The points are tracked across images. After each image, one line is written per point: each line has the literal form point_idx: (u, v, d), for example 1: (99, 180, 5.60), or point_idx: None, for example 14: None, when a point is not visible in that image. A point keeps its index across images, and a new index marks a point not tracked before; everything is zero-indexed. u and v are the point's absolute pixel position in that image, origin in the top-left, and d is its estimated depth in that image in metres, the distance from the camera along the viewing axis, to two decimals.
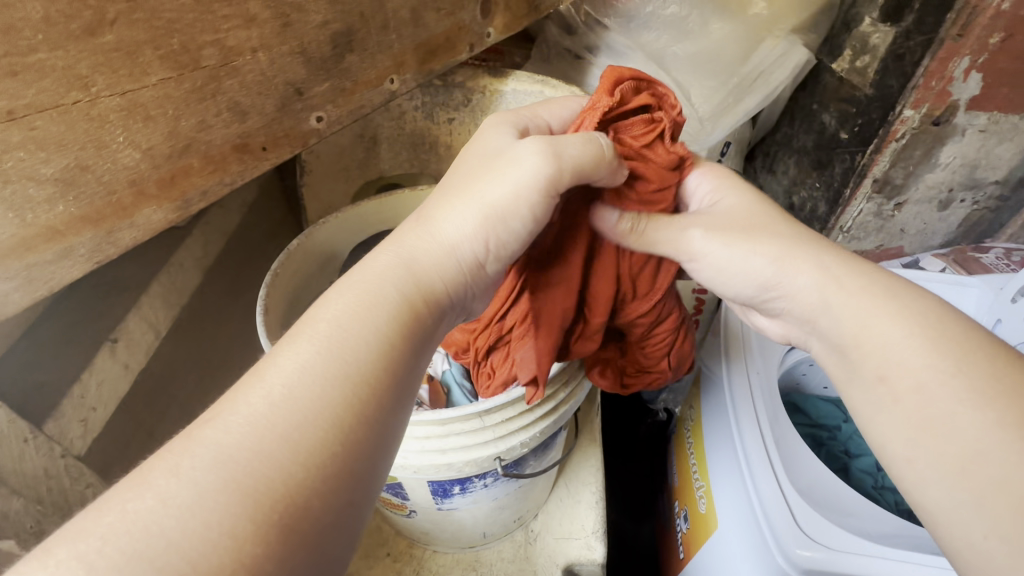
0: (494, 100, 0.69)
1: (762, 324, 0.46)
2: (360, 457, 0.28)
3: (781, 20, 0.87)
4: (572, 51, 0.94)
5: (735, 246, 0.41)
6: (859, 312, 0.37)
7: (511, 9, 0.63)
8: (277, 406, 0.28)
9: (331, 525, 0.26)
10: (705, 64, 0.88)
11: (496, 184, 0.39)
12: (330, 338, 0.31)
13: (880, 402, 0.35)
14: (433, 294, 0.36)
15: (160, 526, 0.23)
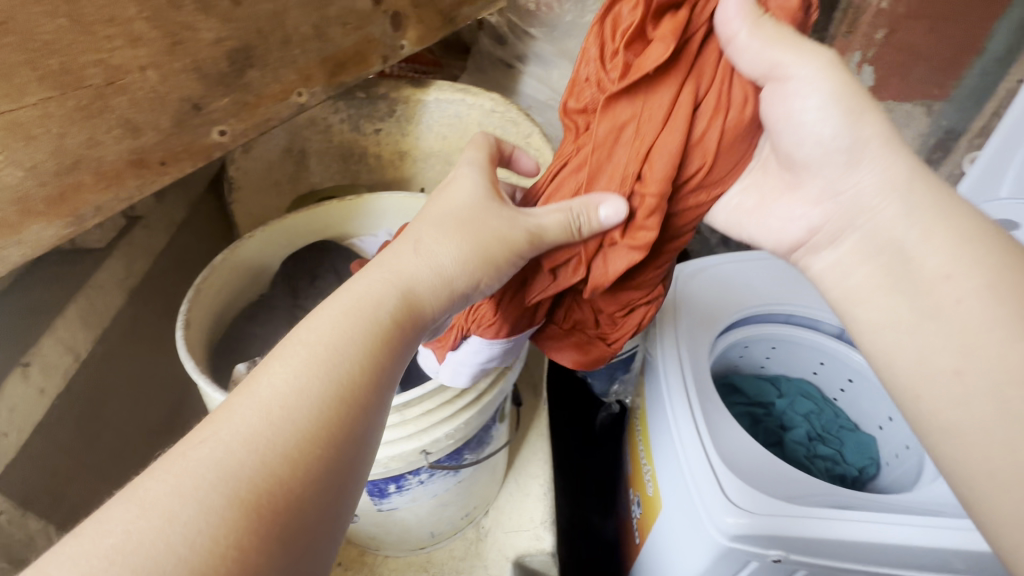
0: (417, 110, 0.71)
1: (786, 218, 0.46)
2: (349, 453, 0.30)
3: None
4: (503, 60, 1.01)
5: (836, 116, 0.39)
6: (931, 211, 0.38)
7: (425, 22, 0.65)
8: (278, 425, 0.29)
9: (323, 518, 0.28)
10: None
11: (493, 236, 0.41)
12: (322, 354, 0.33)
13: (939, 301, 0.36)
14: (422, 325, 0.38)
15: (166, 539, 0.24)
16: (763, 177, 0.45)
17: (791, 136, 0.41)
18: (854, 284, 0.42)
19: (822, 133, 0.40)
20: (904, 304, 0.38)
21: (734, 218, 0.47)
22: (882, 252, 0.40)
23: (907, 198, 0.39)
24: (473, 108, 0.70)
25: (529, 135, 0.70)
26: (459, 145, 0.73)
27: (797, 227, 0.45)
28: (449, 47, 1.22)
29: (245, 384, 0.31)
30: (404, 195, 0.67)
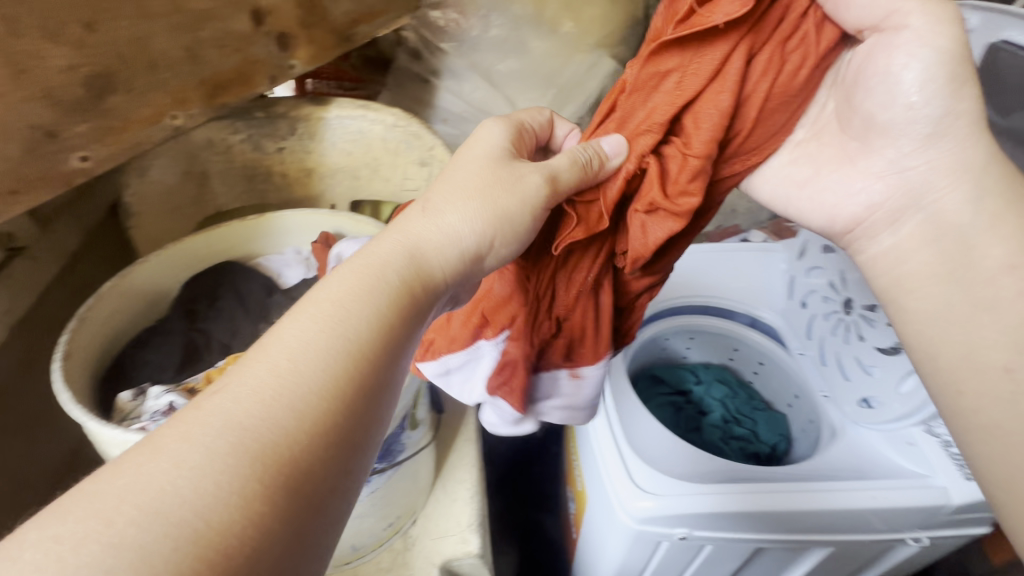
0: (319, 127, 0.72)
1: (845, 193, 0.49)
2: (359, 427, 0.32)
3: (587, 36, 0.95)
4: (420, 75, 0.99)
5: (936, 84, 0.42)
6: (998, 199, 0.45)
7: (317, 42, 0.68)
8: (292, 376, 0.31)
9: (329, 482, 0.30)
10: (528, 79, 0.96)
11: (507, 199, 0.44)
12: (330, 317, 0.35)
13: (993, 277, 0.44)
14: (428, 286, 0.41)
15: (174, 485, 0.25)
16: (823, 154, 0.49)
17: (881, 95, 0.44)
18: (912, 265, 0.48)
19: (918, 110, 0.44)
20: (960, 287, 0.45)
21: (783, 193, 0.50)
22: (942, 236, 0.46)
23: (979, 180, 0.45)
24: (376, 123, 0.72)
25: (433, 148, 0.72)
26: (366, 158, 0.76)
27: (855, 204, 0.49)
28: (370, 63, 1.24)
29: (262, 342, 0.33)
30: (306, 210, 0.68)
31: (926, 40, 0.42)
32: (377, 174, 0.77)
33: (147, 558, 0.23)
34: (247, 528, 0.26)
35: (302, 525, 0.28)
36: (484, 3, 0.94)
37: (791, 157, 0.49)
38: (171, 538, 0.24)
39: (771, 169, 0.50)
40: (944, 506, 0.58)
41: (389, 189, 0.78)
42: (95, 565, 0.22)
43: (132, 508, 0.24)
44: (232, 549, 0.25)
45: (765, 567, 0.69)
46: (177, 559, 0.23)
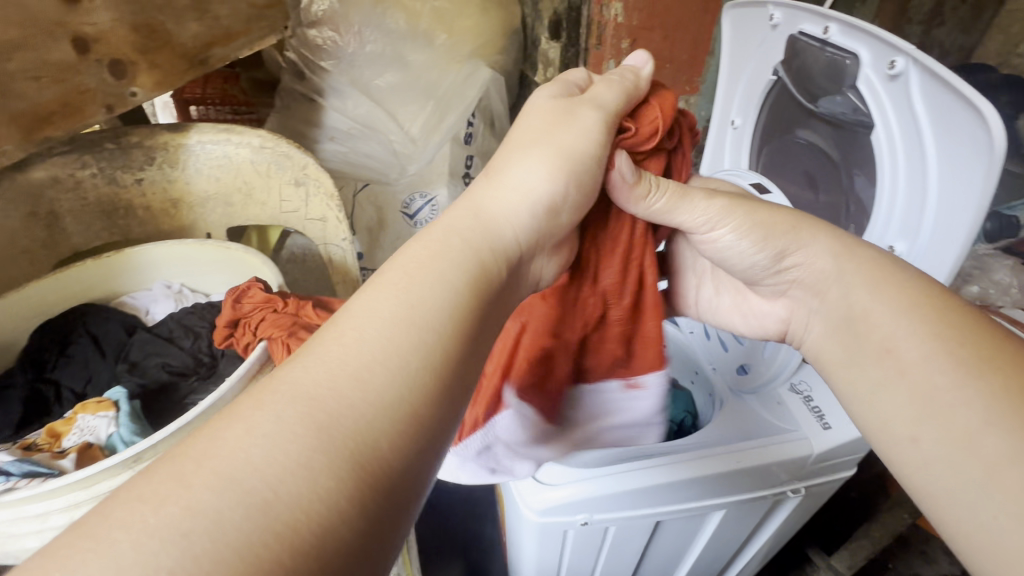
0: (181, 154, 0.70)
1: (759, 314, 0.52)
2: (438, 407, 0.28)
3: (459, 47, 0.97)
4: (304, 94, 0.99)
5: (753, 236, 0.46)
6: (864, 289, 0.42)
7: (161, 68, 0.70)
8: (370, 342, 0.29)
9: (401, 470, 0.26)
10: (408, 92, 0.97)
11: (572, 136, 0.42)
12: (407, 291, 0.32)
13: (889, 376, 0.39)
14: (511, 251, 0.38)
15: (247, 454, 0.23)
16: (728, 280, 0.54)
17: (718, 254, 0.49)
18: (828, 356, 0.45)
19: (740, 247, 0.47)
20: (863, 371, 0.42)
21: (720, 317, 0.56)
22: (838, 326, 0.44)
23: (841, 280, 0.44)
24: (241, 146, 0.71)
25: (305, 166, 0.71)
26: (237, 184, 0.73)
27: (772, 321, 0.51)
28: (261, 86, 1.21)
29: (343, 309, 0.31)
30: (168, 242, 0.66)
31: (699, 202, 0.46)
32: (252, 199, 0.75)
33: (220, 530, 0.21)
34: (319, 508, 0.23)
35: (374, 515, 0.24)
36: (358, 18, 0.93)
37: (715, 285, 0.55)
38: (240, 506, 0.22)
39: (704, 293, 0.57)
40: (808, 456, 0.62)
41: (267, 213, 0.76)
42: (173, 531, 0.21)
43: (205, 483, 0.22)
44: (303, 529, 0.22)
45: (674, 537, 0.71)
46: (245, 535, 0.21)
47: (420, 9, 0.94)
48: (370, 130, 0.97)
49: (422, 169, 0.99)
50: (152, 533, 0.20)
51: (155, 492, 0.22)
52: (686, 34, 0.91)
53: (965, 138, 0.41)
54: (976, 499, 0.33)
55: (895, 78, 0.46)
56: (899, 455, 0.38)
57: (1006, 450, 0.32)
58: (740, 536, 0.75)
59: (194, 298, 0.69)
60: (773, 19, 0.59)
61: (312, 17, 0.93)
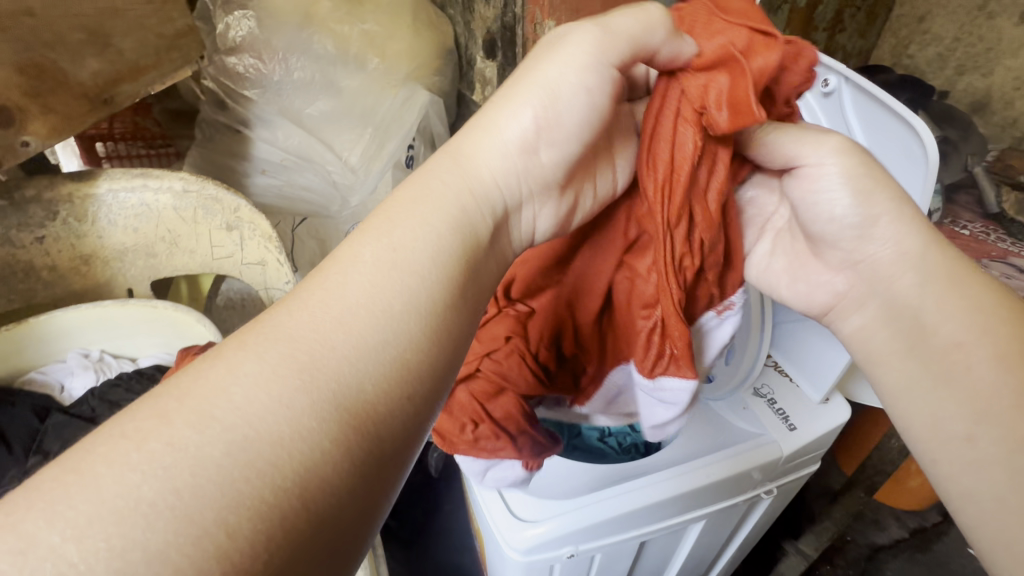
0: (88, 204, 0.63)
1: (813, 283, 0.47)
2: (424, 355, 0.32)
3: (394, 71, 0.93)
4: (228, 125, 0.92)
5: (862, 189, 0.41)
6: (942, 287, 0.40)
7: (61, 111, 0.64)
8: (349, 290, 0.31)
9: (385, 408, 0.29)
10: (345, 118, 0.93)
11: (561, 71, 0.37)
12: (386, 256, 0.33)
13: (952, 373, 0.38)
14: (490, 203, 0.39)
15: (226, 395, 0.26)
16: (790, 241, 0.48)
17: (810, 206, 0.43)
18: (875, 348, 0.43)
19: (837, 197, 0.42)
20: (917, 372, 0.40)
21: (762, 280, 0.50)
22: (899, 317, 0.42)
23: (921, 268, 0.41)
24: (161, 191, 0.64)
25: (236, 210, 0.65)
26: (160, 232, 0.67)
27: (823, 292, 0.46)
28: (176, 117, 1.11)
29: (334, 254, 0.34)
30: (83, 307, 0.62)
31: (813, 139, 0.42)
32: (178, 247, 0.69)
33: (201, 466, 0.24)
34: (299, 445, 0.26)
35: (354, 444, 0.27)
36: (281, 44, 0.88)
37: (771, 247, 0.49)
38: (225, 446, 0.24)
39: (756, 254, 0.50)
40: (778, 458, 0.63)
41: (197, 260, 0.70)
42: (154, 467, 0.23)
43: (187, 419, 0.25)
44: (283, 465, 0.25)
45: (658, 552, 0.71)
46: (232, 468, 0.24)
47: (349, 34, 0.91)
48: (305, 162, 0.92)
49: (366, 199, 0.94)
50: (133, 467, 0.23)
51: (139, 429, 0.24)
52: None
53: (900, 149, 0.44)
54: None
55: (828, 95, 0.48)
56: (940, 458, 0.38)
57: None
58: (721, 541, 0.76)
59: (118, 365, 0.67)
60: None
61: (230, 43, 0.88)
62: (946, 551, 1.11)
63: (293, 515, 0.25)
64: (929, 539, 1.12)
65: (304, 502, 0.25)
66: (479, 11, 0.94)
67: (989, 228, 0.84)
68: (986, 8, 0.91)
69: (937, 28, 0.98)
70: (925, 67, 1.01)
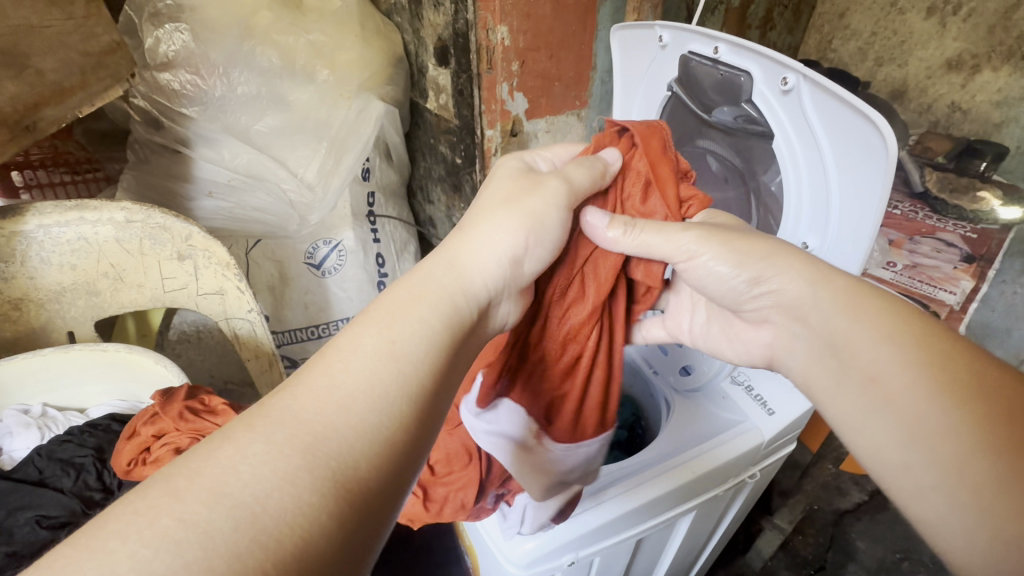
0: (16, 243, 0.57)
1: (746, 342, 0.53)
2: (409, 439, 0.31)
3: (344, 83, 0.90)
4: (165, 146, 0.86)
5: (735, 260, 0.47)
6: (841, 316, 0.42)
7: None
8: (353, 377, 0.31)
9: (375, 488, 0.28)
10: (296, 134, 0.88)
11: (539, 202, 0.44)
12: (388, 348, 0.33)
13: (875, 402, 0.39)
14: (478, 301, 0.40)
15: (232, 477, 0.25)
16: (715, 311, 0.56)
17: (703, 281, 0.50)
18: (813, 383, 0.45)
19: (722, 272, 0.48)
20: (853, 404, 0.41)
21: (711, 343, 0.58)
22: (825, 354, 0.44)
23: (818, 303, 0.44)
24: (101, 224, 0.59)
25: (188, 237, 0.61)
26: (102, 268, 0.62)
27: (757, 347, 0.52)
28: (105, 138, 1.03)
29: (332, 343, 0.33)
30: (14, 358, 0.58)
31: (677, 234, 0.48)
32: (123, 282, 0.63)
33: (210, 538, 0.23)
34: (300, 521, 0.25)
35: (345, 523, 0.27)
36: (219, 60, 0.83)
37: (706, 316, 0.58)
38: (233, 517, 0.24)
39: (697, 323, 0.59)
40: (761, 443, 0.66)
41: (147, 295, 0.65)
42: (166, 540, 0.22)
43: (200, 493, 0.24)
44: (287, 538, 0.24)
45: (652, 550, 0.72)
46: (238, 541, 0.23)
47: (294, 45, 0.87)
48: (255, 181, 0.87)
49: (325, 217, 0.93)
50: (146, 542, 0.22)
51: (150, 507, 0.24)
52: (569, 53, 0.91)
53: (861, 142, 0.46)
54: (963, 519, 0.34)
55: (788, 93, 0.51)
56: (891, 481, 0.39)
57: (994, 473, 0.33)
58: (707, 531, 0.78)
59: (65, 419, 0.63)
60: (661, 39, 0.62)
61: (161, 58, 0.82)
62: None
63: None
64: (886, 498, 1.20)
65: (302, 566, 0.24)
66: (428, 17, 0.91)
67: (916, 207, 0.91)
68: (897, 3, 0.98)
69: (856, 23, 1.04)
70: (848, 59, 1.08)
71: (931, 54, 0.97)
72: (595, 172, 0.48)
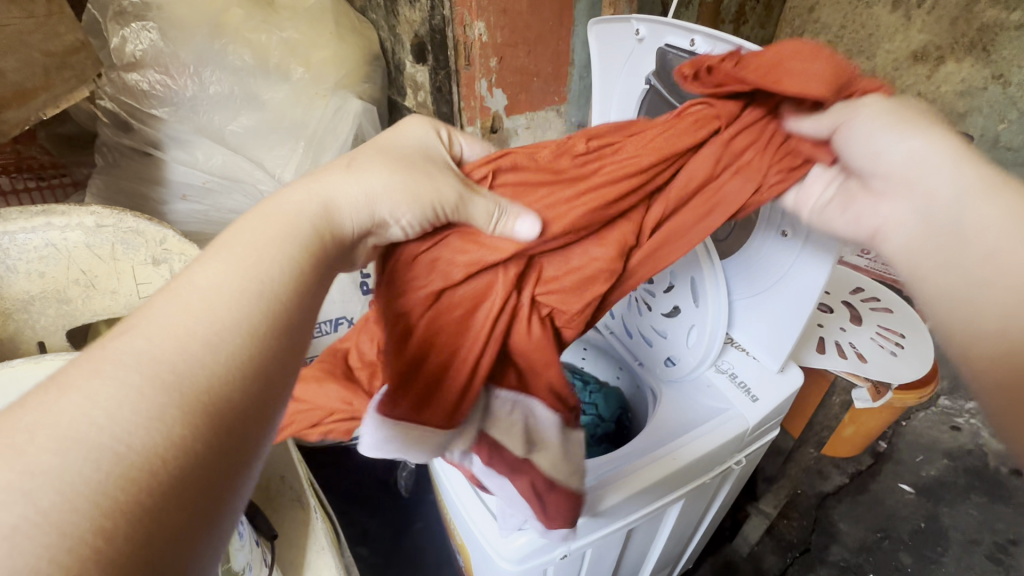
0: None
1: (872, 217, 0.46)
2: (274, 358, 0.32)
3: (320, 81, 0.88)
4: (135, 148, 0.84)
5: (902, 125, 0.42)
6: (978, 198, 0.39)
7: None
8: (201, 307, 0.31)
9: (244, 407, 0.29)
10: (271, 133, 0.87)
11: (422, 179, 0.43)
12: (243, 276, 0.33)
13: (987, 278, 0.37)
14: (340, 237, 0.41)
15: (81, 420, 0.24)
16: (845, 182, 0.48)
17: (860, 145, 0.43)
18: (917, 263, 0.43)
19: (874, 136, 0.43)
20: (951, 272, 0.40)
21: (821, 219, 0.50)
22: (939, 232, 0.41)
23: (961, 179, 0.40)
24: (69, 229, 0.57)
25: (162, 241, 0.59)
26: (73, 275, 0.60)
27: (872, 220, 0.46)
28: (71, 142, 1.00)
29: (171, 283, 0.32)
30: None
31: (867, 106, 0.43)
32: (96, 289, 0.61)
33: (67, 482, 0.22)
34: (170, 450, 0.25)
35: (218, 443, 0.27)
36: (189, 58, 0.81)
37: (827, 195, 0.49)
38: (92, 461, 0.23)
39: (816, 202, 0.49)
40: (745, 429, 0.67)
41: (120, 302, 0.63)
42: (13, 492, 0.21)
43: (50, 439, 0.23)
44: (157, 469, 0.24)
45: (643, 539, 0.73)
46: (102, 480, 0.23)
47: (267, 43, 0.85)
48: (232, 183, 0.85)
49: None
50: None
51: None
52: (546, 48, 0.91)
53: None
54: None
55: None
56: (970, 356, 0.37)
57: None
58: (695, 519, 0.79)
59: None
60: (638, 33, 0.63)
61: (128, 58, 0.80)
62: (882, 488, 1.23)
63: (171, 511, 0.24)
64: (866, 480, 1.24)
65: (184, 486, 0.25)
66: (404, 14, 0.90)
67: None
68: None
69: (826, 17, 1.06)
70: None
71: (898, 46, 1.00)
72: (491, 218, 0.44)
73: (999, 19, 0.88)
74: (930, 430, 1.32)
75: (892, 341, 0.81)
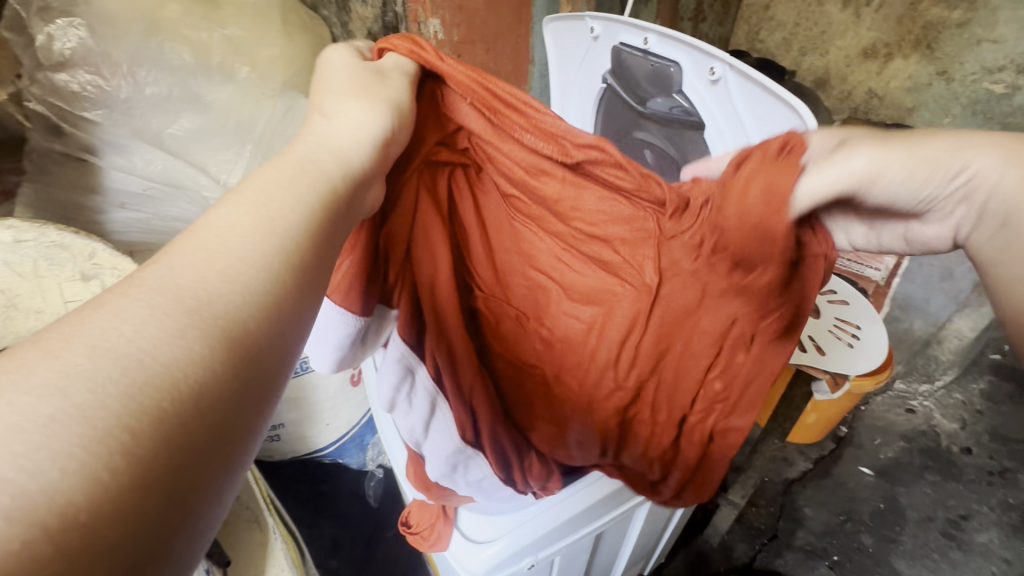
0: None
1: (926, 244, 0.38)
2: (298, 292, 0.29)
3: (268, 80, 0.84)
4: (66, 154, 0.78)
5: (908, 158, 0.34)
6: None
7: None
8: (223, 241, 0.28)
9: (269, 340, 0.27)
10: (215, 138, 0.82)
11: (391, 93, 0.41)
12: (256, 205, 0.30)
13: None
14: (349, 169, 0.36)
15: (115, 333, 0.23)
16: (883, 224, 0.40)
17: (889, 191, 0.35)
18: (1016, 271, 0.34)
19: (890, 184, 0.35)
20: None
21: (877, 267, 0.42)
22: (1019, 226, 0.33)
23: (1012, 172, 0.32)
24: None
25: (92, 255, 0.55)
26: None
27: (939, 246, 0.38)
28: None
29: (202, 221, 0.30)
30: None
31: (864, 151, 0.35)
32: (17, 309, 0.57)
33: (99, 385, 0.21)
34: (196, 370, 0.24)
35: (246, 372, 0.25)
36: (123, 57, 0.75)
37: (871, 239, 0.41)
38: (120, 367, 0.22)
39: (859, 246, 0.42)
40: None
41: (48, 321, 0.58)
42: (49, 388, 0.21)
43: (83, 346, 0.22)
44: (185, 383, 0.23)
45: (613, 540, 0.73)
46: (129, 388, 0.22)
47: (208, 40, 0.80)
48: (174, 189, 0.82)
49: None
50: (24, 392, 0.21)
51: (22, 364, 0.21)
52: (506, 46, 0.90)
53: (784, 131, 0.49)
54: None
55: (715, 82, 0.53)
56: None
57: None
58: (664, 516, 0.80)
59: None
60: (593, 31, 0.62)
61: (56, 57, 0.72)
62: (843, 472, 1.26)
63: (195, 430, 0.23)
64: (829, 465, 1.27)
65: (202, 406, 0.23)
66: (356, 10, 0.87)
67: None
68: None
69: (780, 15, 1.07)
70: (775, 49, 1.12)
71: (849, 44, 1.02)
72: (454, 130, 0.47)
73: (942, 18, 0.91)
74: (887, 413, 1.37)
75: (848, 333, 0.83)
